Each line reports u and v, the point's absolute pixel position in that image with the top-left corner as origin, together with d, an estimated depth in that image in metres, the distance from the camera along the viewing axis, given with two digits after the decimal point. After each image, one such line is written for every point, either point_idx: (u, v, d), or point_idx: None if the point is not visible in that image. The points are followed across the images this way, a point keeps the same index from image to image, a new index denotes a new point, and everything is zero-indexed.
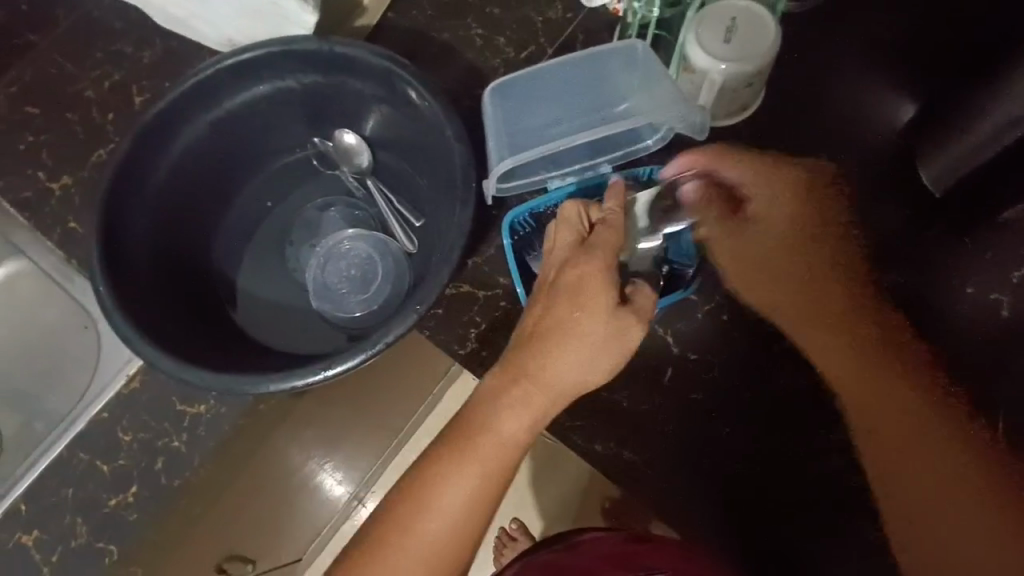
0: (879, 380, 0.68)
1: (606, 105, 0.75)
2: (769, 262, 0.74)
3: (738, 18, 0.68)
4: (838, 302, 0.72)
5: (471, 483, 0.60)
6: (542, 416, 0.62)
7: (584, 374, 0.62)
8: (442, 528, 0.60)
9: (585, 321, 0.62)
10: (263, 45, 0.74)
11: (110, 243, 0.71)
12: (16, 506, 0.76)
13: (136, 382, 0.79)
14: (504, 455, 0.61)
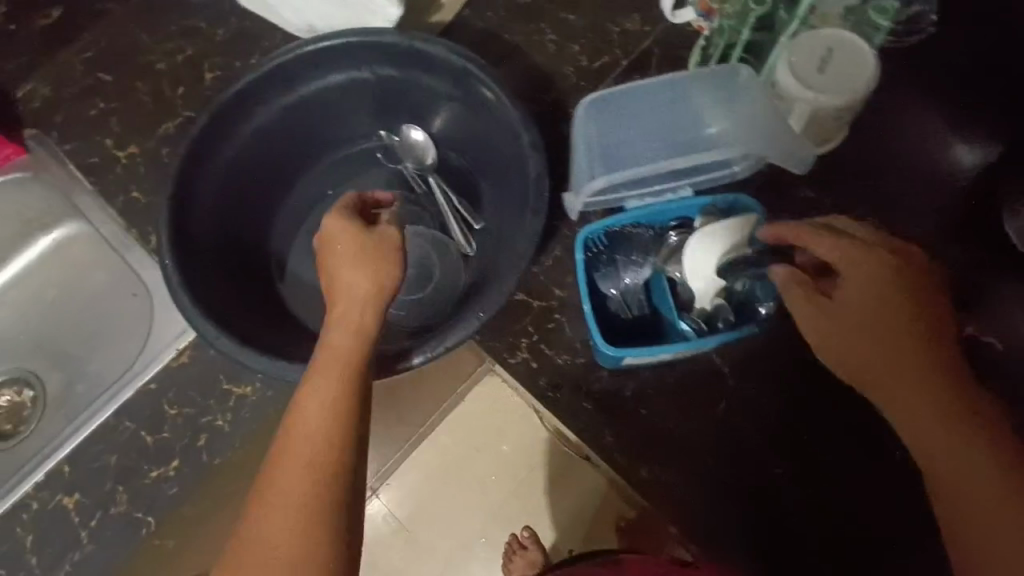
0: (891, 344, 0.58)
1: (694, 130, 0.73)
2: (857, 324, 0.59)
3: (833, 49, 0.66)
4: (890, 309, 0.58)
5: (319, 401, 0.56)
6: (366, 329, 0.60)
7: (360, 279, 0.60)
8: (296, 461, 0.53)
9: (347, 250, 0.62)
10: (344, 35, 0.74)
11: (178, 219, 0.71)
12: (60, 467, 0.76)
13: (186, 357, 0.80)
14: (345, 356, 0.58)
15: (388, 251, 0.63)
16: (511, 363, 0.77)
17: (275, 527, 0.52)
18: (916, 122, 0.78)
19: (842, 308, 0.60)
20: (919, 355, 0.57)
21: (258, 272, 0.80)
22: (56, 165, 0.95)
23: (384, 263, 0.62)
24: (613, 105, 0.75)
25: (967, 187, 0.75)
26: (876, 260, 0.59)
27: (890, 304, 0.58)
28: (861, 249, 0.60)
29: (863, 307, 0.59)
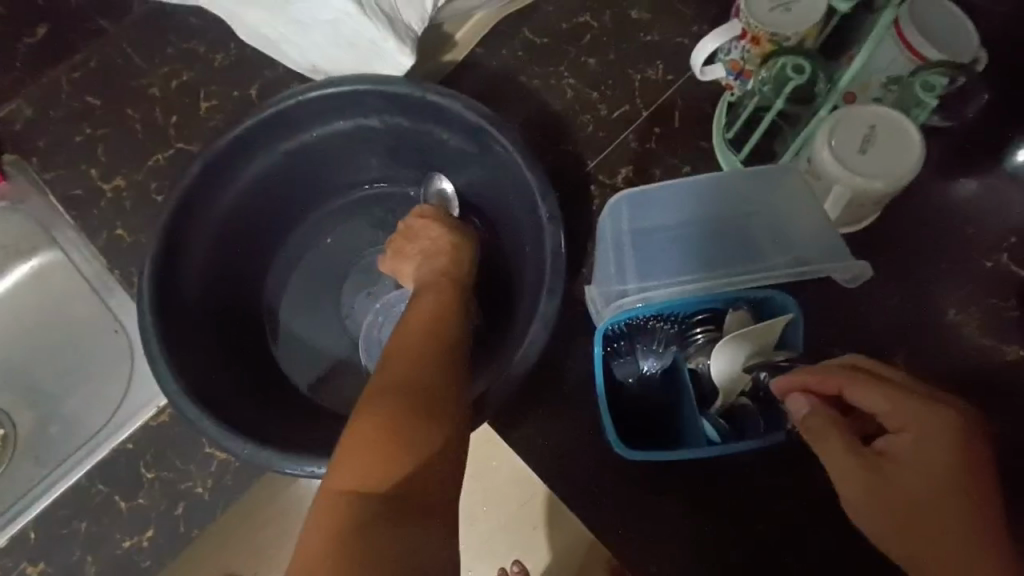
0: (944, 522, 0.51)
1: (731, 229, 0.68)
2: (899, 490, 0.52)
3: (876, 126, 0.61)
4: (936, 485, 0.52)
5: (427, 309, 0.57)
6: (456, 270, 0.65)
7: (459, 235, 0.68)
8: (406, 346, 0.52)
9: (431, 228, 0.68)
10: (351, 83, 0.69)
11: (164, 276, 0.66)
12: (26, 532, 0.71)
13: (167, 415, 0.75)
14: (444, 280, 0.63)
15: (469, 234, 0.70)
16: None
17: (390, 389, 0.48)
18: (949, 203, 0.75)
19: (889, 471, 0.53)
20: (967, 526, 0.51)
21: (250, 329, 0.76)
22: (37, 195, 0.89)
23: (463, 230, 0.69)
24: (644, 201, 0.68)
25: (999, 272, 0.73)
26: (934, 415, 0.53)
27: (945, 466, 0.52)
28: (917, 401, 0.54)
29: (910, 463, 0.53)
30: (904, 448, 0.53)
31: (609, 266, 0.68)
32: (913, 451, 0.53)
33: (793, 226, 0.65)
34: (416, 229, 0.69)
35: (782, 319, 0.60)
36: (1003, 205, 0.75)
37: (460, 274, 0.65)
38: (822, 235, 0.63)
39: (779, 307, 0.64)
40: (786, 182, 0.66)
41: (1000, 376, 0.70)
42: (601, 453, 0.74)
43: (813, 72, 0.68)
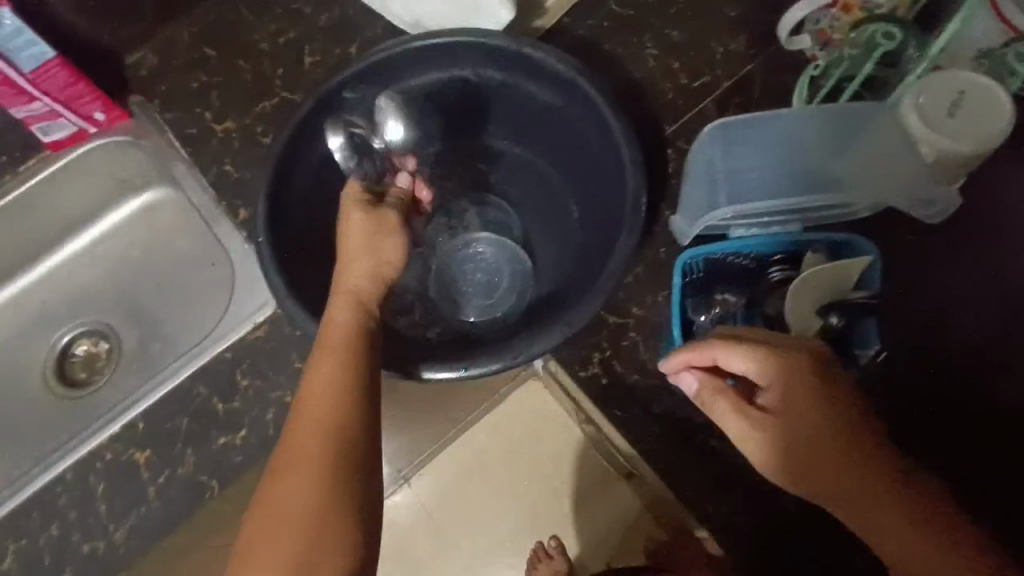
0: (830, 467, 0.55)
1: (817, 164, 0.71)
2: (790, 442, 0.57)
3: (966, 91, 0.63)
4: (817, 431, 0.56)
5: (321, 384, 0.56)
6: (369, 299, 0.62)
7: (383, 253, 0.63)
8: (299, 457, 0.54)
9: (349, 227, 0.64)
10: (451, 35, 0.75)
11: (276, 199, 0.73)
12: (135, 423, 0.80)
13: (262, 331, 0.82)
14: (344, 330, 0.59)
15: (390, 233, 0.64)
16: (581, 376, 0.77)
17: (292, 493, 0.52)
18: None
19: (775, 428, 0.57)
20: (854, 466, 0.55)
21: None
22: (156, 132, 0.98)
23: (389, 227, 0.64)
24: (731, 136, 0.73)
25: None
26: (786, 367, 0.58)
27: (820, 410, 0.57)
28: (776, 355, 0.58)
29: (788, 412, 0.57)
30: (773, 396, 0.58)
31: (694, 199, 0.73)
32: (778, 401, 0.58)
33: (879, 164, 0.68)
34: (349, 225, 0.64)
35: (862, 258, 0.62)
36: None
37: (368, 307, 0.61)
38: (905, 173, 0.67)
39: (856, 250, 0.66)
40: (875, 120, 0.69)
41: None
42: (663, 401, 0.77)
43: (906, 39, 0.71)
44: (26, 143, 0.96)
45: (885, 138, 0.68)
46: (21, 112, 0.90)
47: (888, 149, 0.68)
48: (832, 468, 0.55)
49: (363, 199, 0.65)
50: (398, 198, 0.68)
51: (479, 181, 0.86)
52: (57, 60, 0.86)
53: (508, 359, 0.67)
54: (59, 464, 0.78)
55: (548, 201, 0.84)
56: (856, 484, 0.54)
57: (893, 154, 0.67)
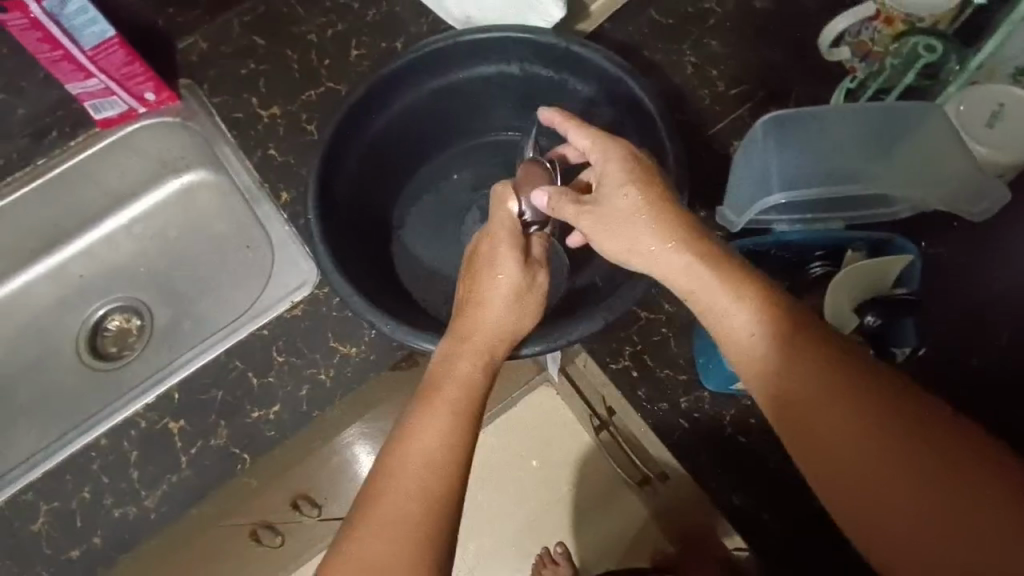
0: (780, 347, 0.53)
1: (867, 166, 0.71)
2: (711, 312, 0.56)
3: (1006, 105, 0.67)
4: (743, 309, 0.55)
5: (433, 442, 0.55)
6: (494, 360, 0.63)
7: (515, 316, 0.65)
8: (396, 512, 0.52)
9: (494, 275, 0.66)
10: (503, 30, 0.78)
11: (325, 178, 0.76)
12: (170, 394, 0.81)
13: (299, 310, 0.84)
14: (468, 387, 0.59)
15: (529, 298, 0.66)
16: (611, 368, 0.78)
17: (382, 542, 0.51)
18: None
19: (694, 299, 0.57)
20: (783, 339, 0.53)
21: (382, 244, 0.84)
22: (203, 115, 1.01)
23: (530, 289, 0.66)
24: (779, 135, 0.75)
25: None
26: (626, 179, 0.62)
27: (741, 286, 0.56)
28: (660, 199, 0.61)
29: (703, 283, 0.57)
30: (627, 205, 0.61)
31: (739, 193, 0.74)
32: (726, 303, 0.56)
33: (922, 165, 0.69)
34: (487, 273, 0.66)
35: (902, 257, 0.65)
36: None
37: (492, 368, 0.62)
38: (948, 173, 0.67)
39: (898, 249, 0.68)
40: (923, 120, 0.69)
41: None
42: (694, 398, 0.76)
43: (946, 52, 0.73)
44: (78, 119, 0.99)
45: (930, 137, 0.69)
46: (78, 88, 0.93)
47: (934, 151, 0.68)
48: (800, 403, 0.51)
49: (513, 249, 0.66)
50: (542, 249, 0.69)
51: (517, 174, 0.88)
52: (117, 40, 0.89)
53: (548, 343, 0.68)
54: (93, 430, 0.80)
55: None
56: (818, 395, 0.50)
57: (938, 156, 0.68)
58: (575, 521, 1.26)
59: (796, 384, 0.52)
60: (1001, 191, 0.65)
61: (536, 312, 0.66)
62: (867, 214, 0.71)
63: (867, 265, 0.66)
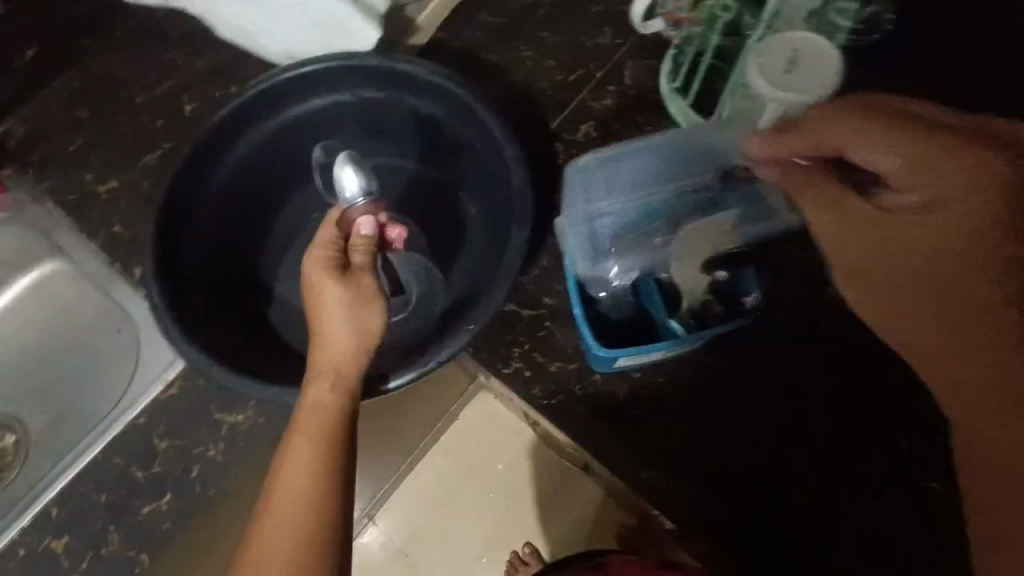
0: (946, 294, 0.63)
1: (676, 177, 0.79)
2: (883, 258, 0.66)
3: (799, 49, 0.69)
4: (942, 270, 0.63)
5: (300, 475, 0.57)
6: (351, 377, 0.60)
7: (351, 331, 0.60)
8: (274, 546, 0.56)
9: (321, 296, 0.61)
10: (324, 60, 0.75)
11: (164, 249, 0.71)
12: (48, 510, 0.75)
13: (174, 389, 0.79)
14: (324, 416, 0.59)
15: (370, 303, 0.61)
16: (505, 373, 0.78)
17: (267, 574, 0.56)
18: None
19: (852, 239, 0.67)
20: (975, 289, 0.62)
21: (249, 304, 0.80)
22: (36, 205, 0.94)
23: (366, 299, 0.61)
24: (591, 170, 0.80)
25: None
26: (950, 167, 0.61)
27: (946, 251, 0.63)
28: (920, 141, 0.61)
29: (898, 235, 0.64)
30: (861, 208, 0.66)
31: (574, 227, 0.77)
32: (932, 256, 0.63)
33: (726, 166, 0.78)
34: (315, 295, 0.61)
35: (729, 213, 0.77)
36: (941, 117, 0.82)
37: (351, 389, 0.60)
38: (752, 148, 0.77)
39: (729, 206, 0.78)
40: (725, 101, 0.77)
41: None
42: (589, 385, 0.77)
43: (739, 14, 0.83)
44: None
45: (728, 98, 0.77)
46: None
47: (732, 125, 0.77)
48: (955, 352, 0.63)
49: (328, 267, 0.62)
50: (364, 254, 0.64)
51: None
52: None
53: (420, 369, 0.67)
54: None
55: (447, 210, 0.84)
56: (1001, 358, 0.60)
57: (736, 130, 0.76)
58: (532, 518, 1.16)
59: (990, 328, 0.61)
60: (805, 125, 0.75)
61: (378, 317, 0.61)
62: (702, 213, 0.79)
63: (706, 228, 0.77)
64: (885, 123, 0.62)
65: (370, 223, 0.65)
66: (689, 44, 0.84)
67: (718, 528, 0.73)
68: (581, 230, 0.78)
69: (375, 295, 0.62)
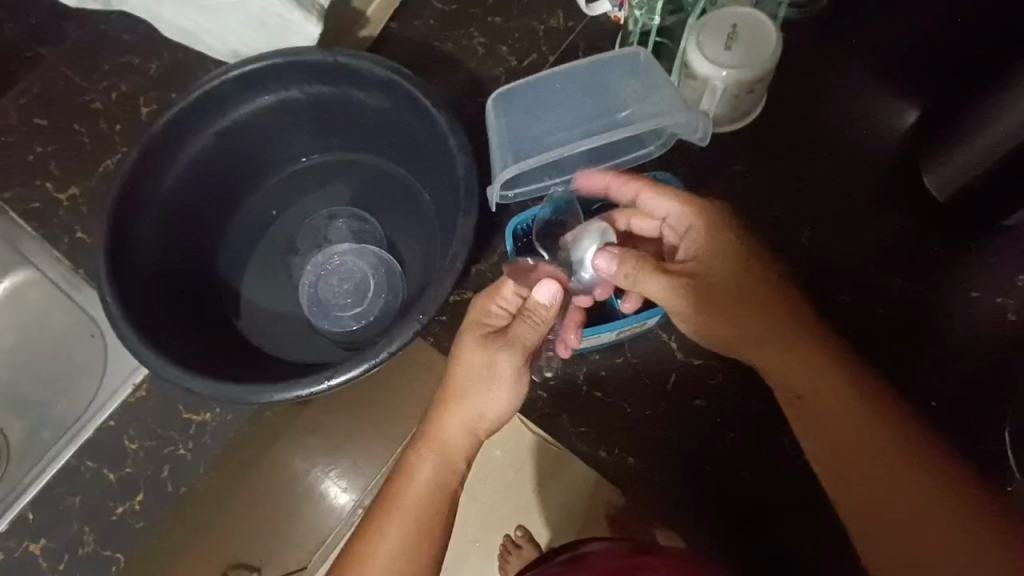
0: (768, 320, 0.60)
1: (577, 134, 0.71)
2: (729, 286, 0.61)
3: (737, 25, 0.71)
4: (743, 308, 0.60)
5: (387, 558, 0.57)
6: (456, 461, 0.61)
7: (483, 407, 0.60)
8: None
9: (467, 358, 0.60)
10: (268, 57, 0.75)
11: (116, 255, 0.72)
12: (24, 515, 0.77)
13: (142, 391, 0.80)
14: (435, 488, 0.59)
15: (509, 386, 0.60)
16: None
17: None
18: (851, 92, 0.83)
19: (699, 273, 0.61)
20: (795, 346, 0.60)
21: (211, 306, 0.83)
22: None
23: (518, 381, 0.61)
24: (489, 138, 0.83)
25: (885, 149, 0.81)
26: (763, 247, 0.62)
27: (728, 264, 0.61)
28: (728, 260, 0.61)
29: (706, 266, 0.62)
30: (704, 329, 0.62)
31: (498, 118, 0.76)
32: (716, 309, 0.61)
33: (643, 101, 0.71)
34: (460, 355, 0.61)
35: None
36: (888, 91, 0.83)
37: (453, 470, 0.60)
38: (667, 105, 0.69)
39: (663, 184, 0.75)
40: (630, 65, 0.75)
41: (895, 239, 0.78)
42: (546, 370, 0.79)
43: None
44: None
45: (673, 83, 0.72)
46: None
47: (648, 84, 0.72)
48: (814, 410, 0.58)
49: (485, 330, 0.61)
50: (528, 331, 0.60)
51: (334, 195, 0.89)
52: None
53: (378, 357, 0.66)
54: None
55: (404, 202, 0.87)
56: (860, 436, 0.57)
57: (655, 90, 0.71)
58: (528, 500, 0.89)
59: (861, 406, 0.57)
60: (753, 96, 0.76)
61: (510, 398, 0.60)
62: (625, 159, 0.75)
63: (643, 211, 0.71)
64: (727, 283, 0.61)
65: (553, 290, 0.59)
66: (633, 27, 0.81)
67: (674, 502, 0.76)
68: (528, 221, 0.76)
69: (511, 376, 0.60)
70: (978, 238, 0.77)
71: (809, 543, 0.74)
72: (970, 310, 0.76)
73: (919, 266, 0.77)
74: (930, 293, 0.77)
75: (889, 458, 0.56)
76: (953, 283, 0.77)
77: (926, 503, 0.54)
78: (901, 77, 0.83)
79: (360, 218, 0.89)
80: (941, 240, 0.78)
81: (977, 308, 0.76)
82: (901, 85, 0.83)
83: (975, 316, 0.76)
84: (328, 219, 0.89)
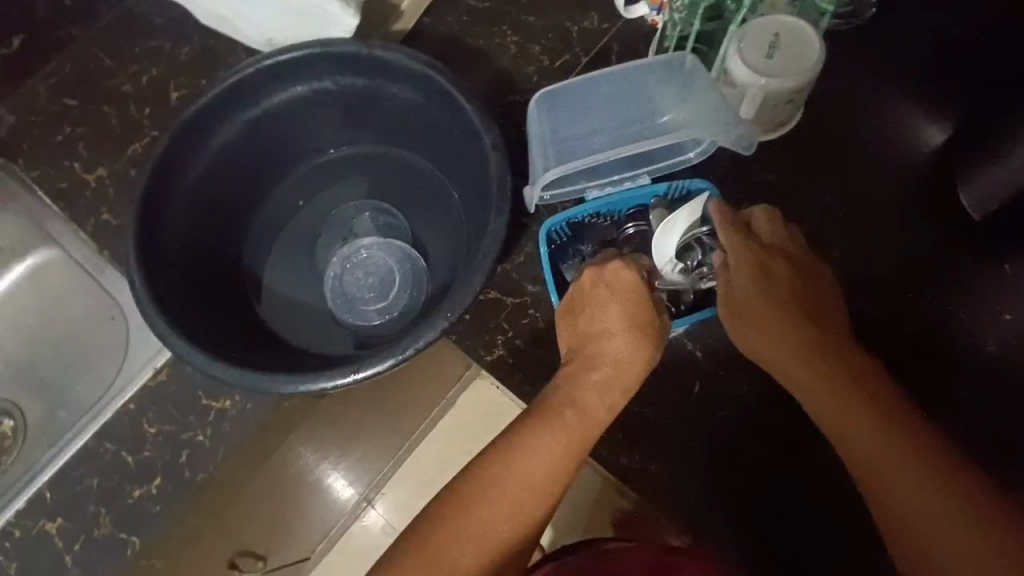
0: (790, 327, 0.65)
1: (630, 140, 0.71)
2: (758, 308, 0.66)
3: (780, 34, 0.70)
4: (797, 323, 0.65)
5: (542, 452, 0.59)
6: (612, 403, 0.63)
7: (635, 356, 0.65)
8: (505, 485, 0.57)
9: (607, 313, 0.66)
10: (304, 46, 0.75)
11: (145, 238, 0.72)
12: (42, 493, 0.78)
13: (164, 374, 0.80)
14: (586, 416, 0.62)
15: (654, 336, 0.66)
16: (487, 360, 0.77)
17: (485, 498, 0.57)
18: (887, 106, 0.82)
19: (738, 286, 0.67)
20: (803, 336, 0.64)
21: (234, 293, 0.83)
22: (23, 191, 0.92)
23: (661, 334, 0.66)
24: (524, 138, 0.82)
25: (919, 164, 0.80)
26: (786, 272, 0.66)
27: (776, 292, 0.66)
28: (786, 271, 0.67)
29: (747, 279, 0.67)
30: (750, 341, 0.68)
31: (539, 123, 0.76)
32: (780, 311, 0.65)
33: (691, 109, 0.71)
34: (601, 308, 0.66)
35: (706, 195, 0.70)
36: (922, 106, 0.82)
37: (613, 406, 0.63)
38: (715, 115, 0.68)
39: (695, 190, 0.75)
40: (673, 72, 0.74)
41: (927, 254, 0.78)
42: None
43: None
44: None
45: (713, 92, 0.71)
46: None
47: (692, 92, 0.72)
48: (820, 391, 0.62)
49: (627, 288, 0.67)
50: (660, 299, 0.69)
51: (361, 187, 0.89)
52: None
53: (428, 335, 0.66)
54: None
55: (432, 198, 0.87)
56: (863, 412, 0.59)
57: (700, 99, 0.71)
58: None
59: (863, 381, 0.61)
60: (791, 107, 0.76)
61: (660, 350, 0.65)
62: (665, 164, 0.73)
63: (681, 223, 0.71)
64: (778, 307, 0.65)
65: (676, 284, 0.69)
66: (671, 30, 0.81)
67: (694, 511, 0.75)
68: (559, 227, 0.76)
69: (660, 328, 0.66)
70: (1013, 257, 0.76)
71: (829, 559, 0.73)
72: (1002, 330, 0.75)
73: (950, 283, 0.77)
74: (961, 311, 0.76)
75: (887, 431, 0.58)
76: (983, 303, 0.76)
77: (921, 480, 0.55)
78: (938, 92, 0.82)
79: (387, 212, 0.89)
80: (975, 257, 0.77)
81: (1011, 329, 0.75)
82: (937, 101, 0.82)
83: (1010, 336, 0.75)
84: (355, 212, 0.89)
